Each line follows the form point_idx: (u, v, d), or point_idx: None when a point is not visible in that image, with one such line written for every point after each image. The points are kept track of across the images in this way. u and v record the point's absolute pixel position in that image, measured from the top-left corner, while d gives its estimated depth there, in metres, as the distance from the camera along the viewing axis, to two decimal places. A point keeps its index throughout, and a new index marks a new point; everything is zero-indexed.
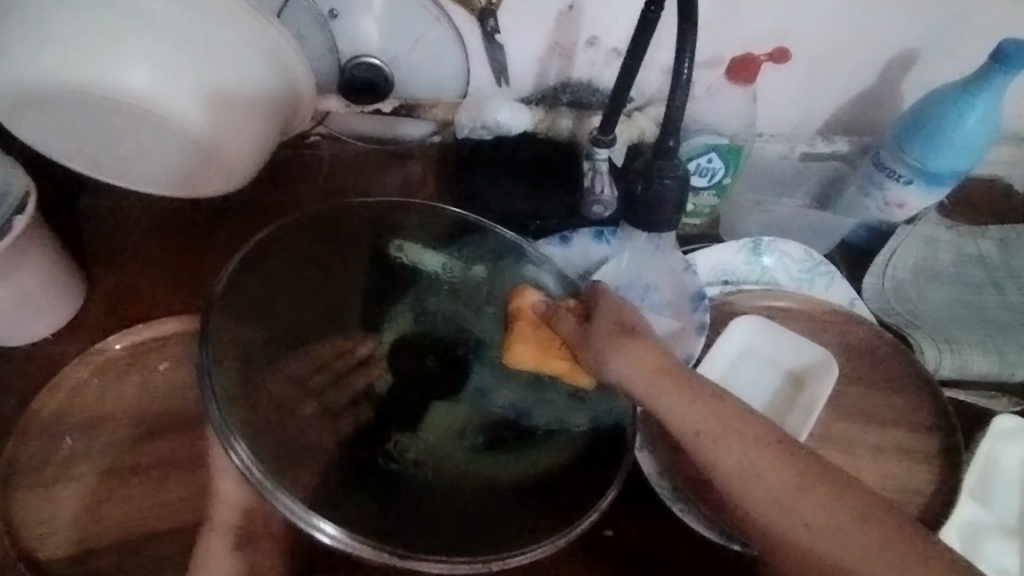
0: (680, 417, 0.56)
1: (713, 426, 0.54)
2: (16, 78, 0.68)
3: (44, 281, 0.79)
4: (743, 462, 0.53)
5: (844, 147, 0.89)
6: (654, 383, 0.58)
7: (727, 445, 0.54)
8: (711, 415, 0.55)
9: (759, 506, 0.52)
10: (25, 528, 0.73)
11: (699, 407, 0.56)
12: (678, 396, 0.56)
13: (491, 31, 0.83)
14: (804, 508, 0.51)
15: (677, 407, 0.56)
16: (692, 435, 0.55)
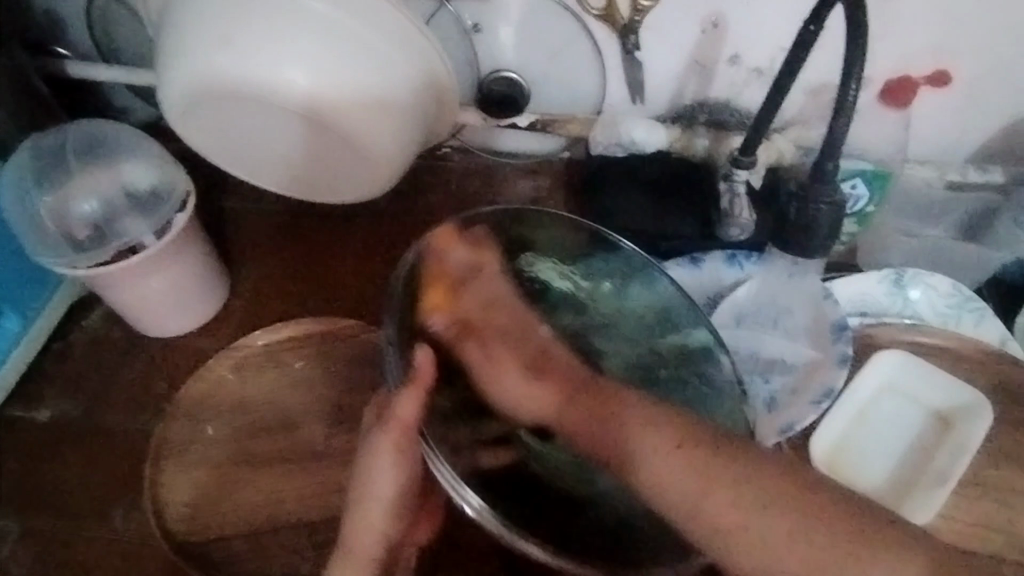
0: (615, 432, 0.50)
1: (655, 437, 0.49)
2: (198, 82, 0.74)
3: (195, 275, 0.84)
4: (688, 477, 0.47)
5: (998, 176, 0.82)
6: (573, 405, 0.52)
7: (643, 456, 0.48)
8: (660, 429, 0.49)
9: (723, 533, 0.46)
10: (170, 508, 0.77)
11: (632, 416, 0.50)
12: (640, 435, 0.49)
13: (631, 48, 0.81)
14: (763, 526, 0.46)
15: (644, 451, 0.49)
16: (635, 457, 0.49)
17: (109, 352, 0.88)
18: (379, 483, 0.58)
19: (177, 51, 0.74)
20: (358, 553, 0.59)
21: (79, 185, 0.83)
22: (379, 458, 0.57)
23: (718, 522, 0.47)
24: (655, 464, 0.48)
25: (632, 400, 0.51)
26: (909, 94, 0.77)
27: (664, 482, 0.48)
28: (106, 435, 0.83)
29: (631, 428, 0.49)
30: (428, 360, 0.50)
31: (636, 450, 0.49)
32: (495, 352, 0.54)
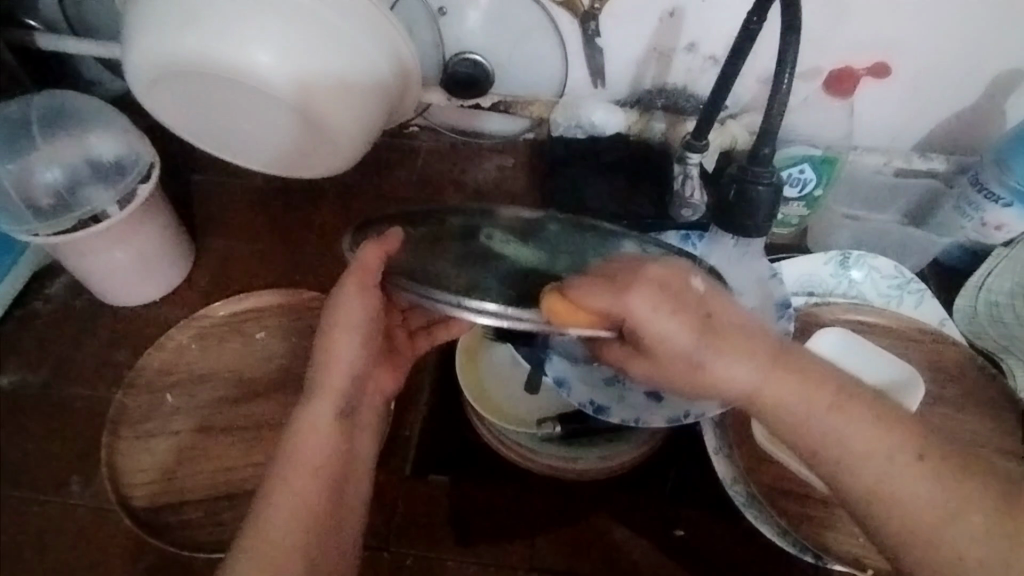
0: (821, 435, 0.50)
1: (675, 333, 0.49)
2: (160, 58, 0.75)
3: (158, 246, 0.85)
4: (914, 492, 0.48)
5: (940, 165, 0.87)
6: (697, 332, 0.49)
7: (853, 457, 0.49)
8: (865, 422, 0.49)
9: (919, 545, 0.47)
10: (125, 474, 0.78)
11: (773, 373, 0.50)
12: (791, 381, 0.50)
13: (592, 34, 0.85)
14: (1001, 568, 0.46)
15: (791, 399, 0.50)
16: (854, 461, 0.49)
17: (70, 323, 0.88)
18: (350, 318, 0.58)
19: (143, 26, 0.76)
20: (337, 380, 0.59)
21: (41, 155, 0.83)
22: (346, 298, 0.57)
23: (941, 539, 0.47)
24: (855, 448, 0.49)
25: (692, 321, 0.50)
26: (852, 86, 0.77)
27: (883, 493, 0.48)
28: (65, 403, 0.83)
29: (794, 406, 0.50)
30: (375, 253, 0.54)
31: (700, 372, 0.50)
32: (662, 308, 0.49)
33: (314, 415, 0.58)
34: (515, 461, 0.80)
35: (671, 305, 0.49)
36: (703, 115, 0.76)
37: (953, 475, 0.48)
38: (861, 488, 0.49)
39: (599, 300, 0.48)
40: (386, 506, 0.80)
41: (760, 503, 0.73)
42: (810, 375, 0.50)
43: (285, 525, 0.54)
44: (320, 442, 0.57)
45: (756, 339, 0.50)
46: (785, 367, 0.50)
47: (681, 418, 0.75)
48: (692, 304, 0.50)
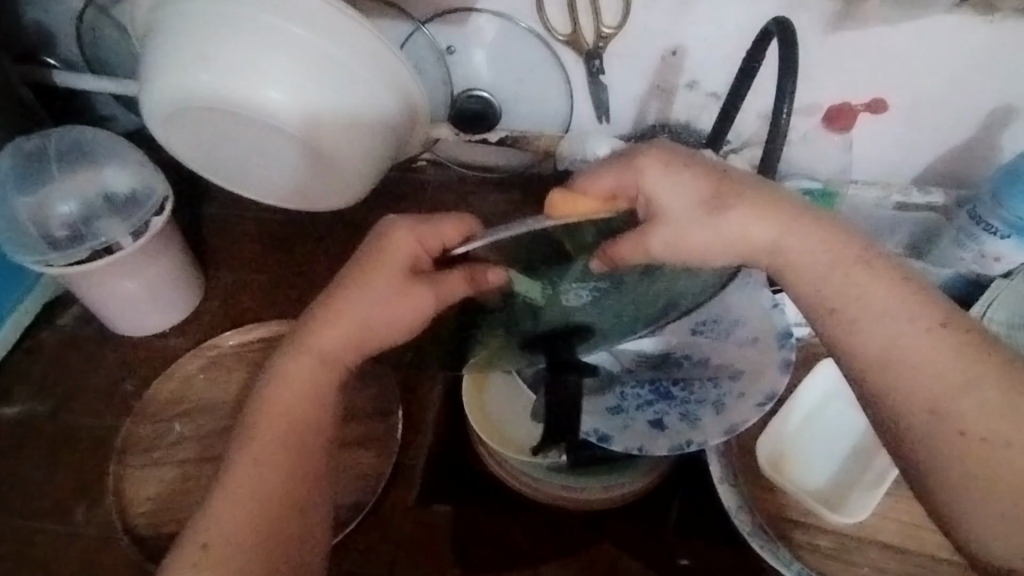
0: (844, 293, 0.49)
1: (688, 196, 0.51)
2: (176, 94, 0.77)
3: (168, 277, 0.86)
4: (927, 361, 0.46)
5: (940, 198, 0.89)
6: (713, 189, 0.51)
7: (876, 320, 0.47)
8: (891, 284, 0.48)
9: (932, 414, 0.45)
10: (131, 504, 0.78)
11: (791, 230, 0.50)
12: (806, 235, 0.50)
13: (596, 71, 0.86)
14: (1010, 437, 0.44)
15: (798, 252, 0.50)
16: (880, 320, 0.47)
17: (79, 352, 0.89)
18: (367, 311, 0.52)
19: (157, 64, 0.77)
20: (331, 355, 0.52)
21: (58, 187, 0.85)
22: (377, 288, 0.52)
23: (948, 405, 0.45)
24: (883, 322, 0.47)
25: (705, 189, 0.51)
26: (849, 121, 0.80)
27: (890, 352, 0.47)
28: (72, 432, 0.84)
29: (808, 258, 0.50)
30: (499, 281, 0.50)
31: (712, 229, 0.51)
32: (678, 175, 0.51)
33: (288, 384, 0.52)
34: (519, 492, 0.80)
35: (684, 170, 0.51)
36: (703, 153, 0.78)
37: (976, 345, 0.46)
38: (876, 348, 0.47)
39: (615, 172, 0.50)
40: (390, 535, 0.80)
41: (766, 531, 0.73)
42: (833, 236, 0.50)
43: (242, 500, 0.49)
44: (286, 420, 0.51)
45: (776, 198, 0.51)
46: (803, 222, 0.50)
47: (685, 447, 0.75)
48: (708, 175, 0.51)
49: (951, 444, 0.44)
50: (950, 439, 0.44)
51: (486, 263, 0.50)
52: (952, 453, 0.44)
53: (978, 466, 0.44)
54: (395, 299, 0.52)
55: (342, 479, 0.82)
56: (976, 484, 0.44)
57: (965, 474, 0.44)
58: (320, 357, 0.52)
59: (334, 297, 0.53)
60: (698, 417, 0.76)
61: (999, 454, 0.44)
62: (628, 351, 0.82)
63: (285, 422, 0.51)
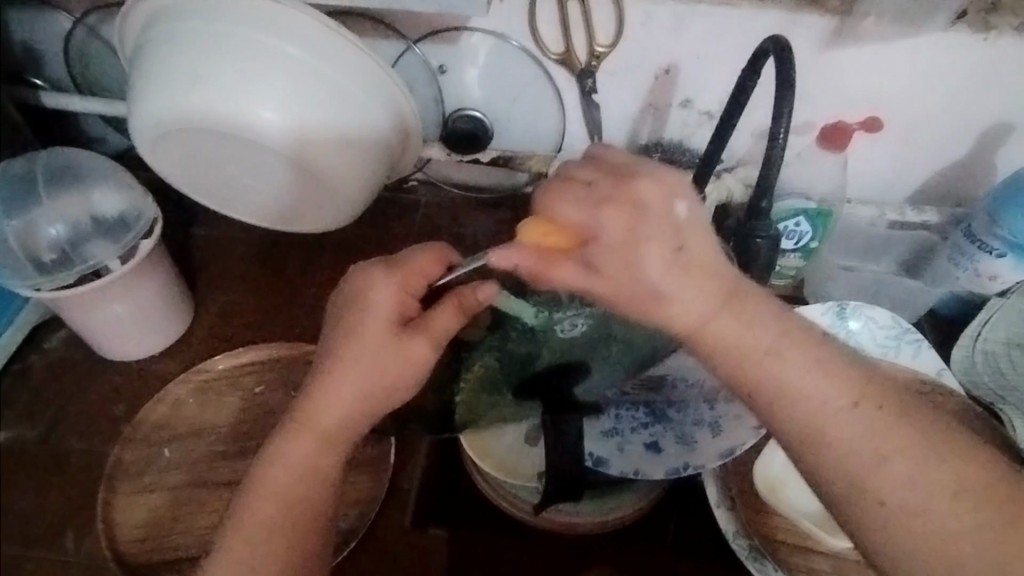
0: (773, 376, 0.43)
1: (645, 257, 0.43)
2: (165, 116, 0.76)
3: (158, 300, 0.85)
4: (857, 438, 0.42)
5: (933, 218, 0.89)
6: (636, 227, 0.43)
7: (797, 400, 0.42)
8: (819, 363, 0.43)
9: (858, 490, 0.42)
10: (121, 532, 0.77)
11: (719, 311, 0.43)
12: (738, 309, 0.43)
13: (589, 90, 0.86)
14: (932, 505, 0.41)
15: (734, 324, 0.43)
16: (800, 394, 0.42)
17: (68, 376, 0.88)
18: (359, 374, 0.51)
19: (147, 85, 0.76)
20: (330, 427, 0.51)
21: (46, 210, 0.84)
22: (368, 348, 0.52)
23: (875, 478, 0.42)
24: (817, 407, 0.42)
25: (673, 254, 0.43)
26: (844, 140, 0.79)
27: (838, 447, 0.42)
28: (61, 459, 0.83)
29: (728, 334, 0.43)
30: (486, 296, 0.54)
31: (663, 294, 0.43)
32: (606, 207, 0.44)
33: (285, 462, 0.51)
34: (514, 516, 0.79)
35: (642, 235, 0.43)
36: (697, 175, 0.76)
37: (906, 420, 0.43)
38: (800, 420, 0.42)
39: (575, 206, 0.45)
40: (384, 561, 0.79)
41: (765, 556, 0.71)
42: (755, 310, 0.44)
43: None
44: (282, 501, 0.50)
45: (706, 258, 0.44)
46: (733, 305, 0.43)
47: (681, 469, 0.74)
48: (678, 231, 0.43)
49: (875, 515, 0.42)
50: (867, 509, 0.42)
51: (471, 285, 0.54)
52: (872, 519, 0.42)
53: (905, 534, 0.41)
54: (391, 354, 0.52)
55: (336, 504, 0.81)
56: (901, 548, 0.42)
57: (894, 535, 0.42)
58: (320, 431, 0.51)
59: (326, 367, 0.52)
60: (694, 439, 0.76)
61: (934, 537, 0.41)
62: None
63: (283, 501, 0.51)
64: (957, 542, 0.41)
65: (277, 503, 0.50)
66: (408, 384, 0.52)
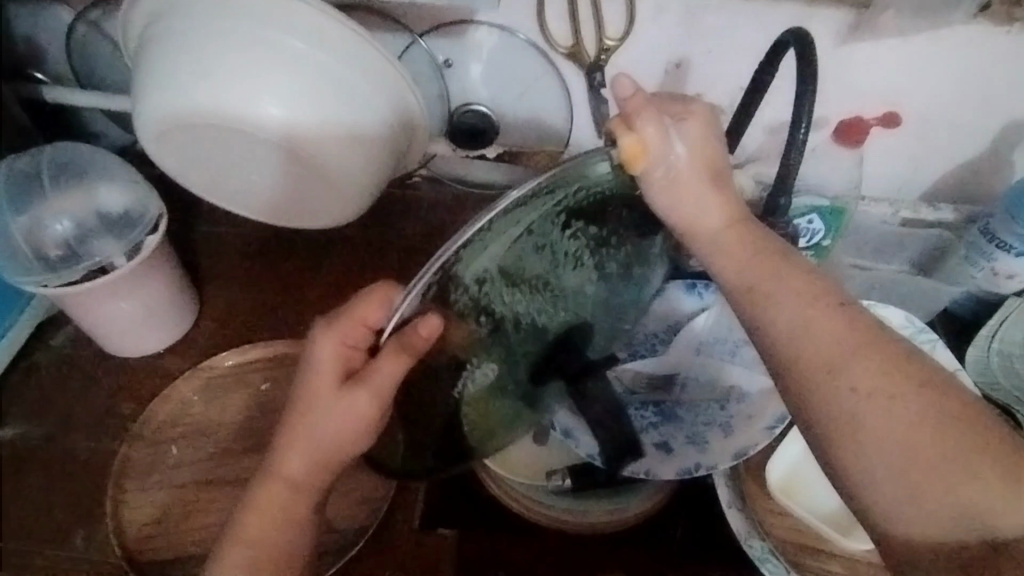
0: (777, 279, 0.51)
1: (693, 159, 0.52)
2: (170, 112, 0.75)
3: (164, 298, 0.85)
4: (828, 340, 0.47)
5: (949, 215, 0.87)
6: (700, 160, 0.53)
7: (787, 312, 0.49)
8: (829, 317, 0.48)
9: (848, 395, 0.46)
10: (129, 529, 0.77)
11: (730, 229, 0.53)
12: (735, 243, 0.52)
13: (598, 85, 0.82)
14: (896, 402, 0.45)
15: (726, 263, 0.53)
16: (795, 334, 0.48)
17: (74, 374, 0.88)
18: (314, 426, 0.53)
19: (152, 84, 0.76)
20: (286, 473, 0.54)
21: (52, 206, 0.84)
22: (314, 403, 0.53)
23: (837, 365, 0.47)
24: (804, 316, 0.48)
25: (699, 159, 0.53)
26: (860, 136, 0.78)
27: (851, 411, 0.46)
28: (67, 455, 0.83)
29: (730, 267, 0.52)
30: (434, 332, 0.48)
31: (686, 192, 0.53)
32: (689, 143, 0.52)
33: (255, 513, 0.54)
34: (523, 516, 0.78)
35: (700, 168, 0.53)
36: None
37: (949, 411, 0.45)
38: (796, 358, 0.48)
39: (650, 124, 0.51)
40: (392, 560, 0.79)
41: (776, 554, 0.70)
42: (762, 250, 0.52)
43: None
44: (262, 548, 0.54)
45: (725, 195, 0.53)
46: (741, 230, 0.53)
47: (693, 470, 0.74)
48: (716, 152, 0.53)
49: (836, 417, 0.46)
50: (827, 395, 0.47)
51: (407, 326, 0.48)
52: (836, 402, 0.46)
53: (867, 417, 0.45)
54: (335, 406, 0.52)
55: (341, 502, 0.80)
56: (855, 442, 0.45)
57: (848, 429, 0.46)
58: (278, 476, 0.54)
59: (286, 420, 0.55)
60: (705, 439, 0.75)
61: (945, 500, 0.44)
62: (630, 369, 0.77)
63: (257, 543, 0.54)
64: (900, 444, 0.45)
65: (263, 548, 0.54)
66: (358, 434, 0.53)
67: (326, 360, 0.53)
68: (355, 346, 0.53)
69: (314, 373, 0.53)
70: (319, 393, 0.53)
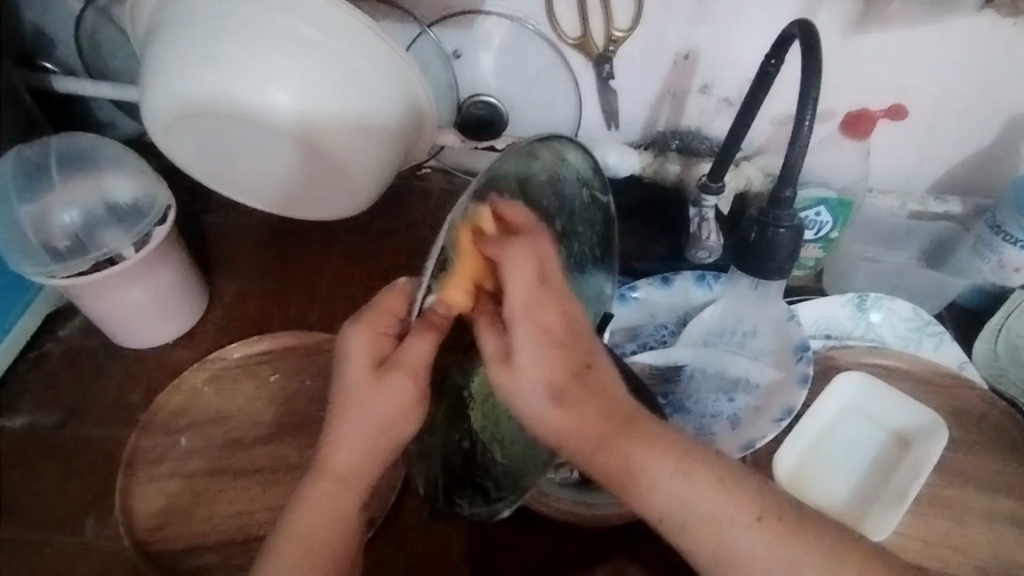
0: (624, 460, 0.46)
1: (526, 331, 0.44)
2: (177, 102, 0.75)
3: (174, 288, 0.85)
4: (684, 490, 0.45)
5: (957, 208, 0.87)
6: (539, 299, 0.44)
7: (651, 475, 0.46)
8: (689, 476, 0.46)
9: (731, 559, 0.45)
10: (138, 518, 0.76)
11: (573, 418, 0.45)
12: (605, 421, 0.46)
13: (606, 76, 0.85)
14: (758, 546, 0.45)
15: (609, 444, 0.46)
16: (664, 498, 0.46)
17: (84, 364, 0.88)
18: (361, 420, 0.50)
19: (159, 74, 0.75)
20: (343, 469, 0.52)
21: (59, 197, 0.83)
22: (357, 395, 0.50)
23: (708, 526, 0.45)
24: (660, 484, 0.46)
25: (527, 346, 0.44)
26: (868, 128, 0.78)
27: (724, 546, 0.45)
28: (78, 445, 0.83)
29: (612, 457, 0.45)
30: (462, 304, 0.44)
31: (513, 387, 0.44)
32: (528, 298, 0.44)
33: (311, 504, 0.53)
34: (533, 507, 0.79)
35: (542, 296, 0.44)
36: (713, 170, 0.76)
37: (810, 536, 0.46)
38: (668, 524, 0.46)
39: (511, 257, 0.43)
40: (403, 550, 0.79)
41: None
42: (614, 419, 0.46)
43: None
44: (311, 533, 0.53)
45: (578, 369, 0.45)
46: (593, 405, 0.45)
47: None
48: (562, 310, 0.44)
49: (719, 566, 0.46)
50: (706, 552, 0.45)
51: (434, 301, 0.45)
52: (710, 560, 0.45)
53: (745, 562, 0.45)
54: (378, 394, 0.49)
55: None
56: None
57: None
58: (332, 473, 0.52)
59: (332, 415, 0.52)
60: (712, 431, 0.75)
61: None
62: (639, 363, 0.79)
63: (310, 535, 0.53)
64: (787, 574, 0.45)
65: (308, 531, 0.53)
66: (398, 422, 0.50)
67: (358, 342, 0.50)
68: (383, 330, 0.50)
69: (352, 364, 0.51)
70: (362, 384, 0.50)
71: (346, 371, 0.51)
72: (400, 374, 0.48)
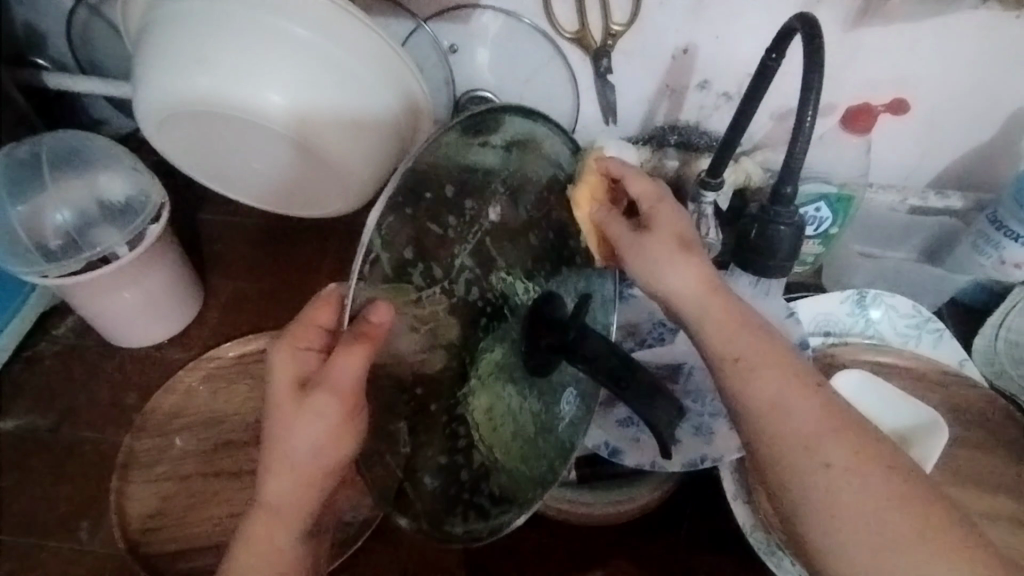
0: (732, 343, 0.52)
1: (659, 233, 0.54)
2: (167, 102, 0.74)
3: (168, 288, 0.85)
4: (772, 377, 0.50)
5: (958, 203, 0.86)
6: (663, 213, 0.55)
7: (747, 355, 0.51)
8: (784, 369, 0.51)
9: (796, 436, 0.48)
10: (133, 520, 0.76)
11: (704, 296, 0.53)
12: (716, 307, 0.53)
13: (604, 71, 0.83)
14: (821, 437, 0.48)
15: (716, 330, 0.52)
16: (750, 377, 0.50)
17: (78, 365, 0.88)
18: (289, 445, 0.48)
19: (149, 72, 0.74)
20: (276, 502, 0.50)
21: (52, 196, 0.83)
22: (282, 419, 0.48)
23: (779, 408, 0.49)
24: (757, 360, 0.51)
25: (667, 236, 0.54)
26: (870, 121, 0.77)
27: (788, 424, 0.49)
28: (73, 446, 0.82)
29: (716, 328, 0.52)
30: (389, 317, 0.41)
31: (655, 265, 0.54)
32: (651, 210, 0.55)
33: (252, 542, 0.51)
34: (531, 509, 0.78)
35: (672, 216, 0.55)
36: (712, 166, 0.75)
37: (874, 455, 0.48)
38: (753, 402, 0.50)
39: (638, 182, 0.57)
40: (401, 550, 0.79)
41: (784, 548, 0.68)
42: (728, 310, 0.53)
43: None
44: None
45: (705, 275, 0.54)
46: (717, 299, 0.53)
47: (699, 461, 0.73)
48: (683, 230, 0.55)
49: (787, 452, 0.48)
50: (769, 427, 0.49)
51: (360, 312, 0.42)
52: (773, 432, 0.49)
53: (799, 445, 0.48)
54: (304, 420, 0.47)
55: None
56: (791, 463, 0.48)
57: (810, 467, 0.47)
58: (269, 510, 0.50)
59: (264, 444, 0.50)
60: (711, 429, 0.74)
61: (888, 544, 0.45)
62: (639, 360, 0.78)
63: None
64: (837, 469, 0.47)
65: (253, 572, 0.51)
66: (327, 450, 0.47)
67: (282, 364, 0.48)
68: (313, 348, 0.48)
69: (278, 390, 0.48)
70: (288, 412, 0.48)
71: (273, 395, 0.49)
72: (323, 403, 0.45)
